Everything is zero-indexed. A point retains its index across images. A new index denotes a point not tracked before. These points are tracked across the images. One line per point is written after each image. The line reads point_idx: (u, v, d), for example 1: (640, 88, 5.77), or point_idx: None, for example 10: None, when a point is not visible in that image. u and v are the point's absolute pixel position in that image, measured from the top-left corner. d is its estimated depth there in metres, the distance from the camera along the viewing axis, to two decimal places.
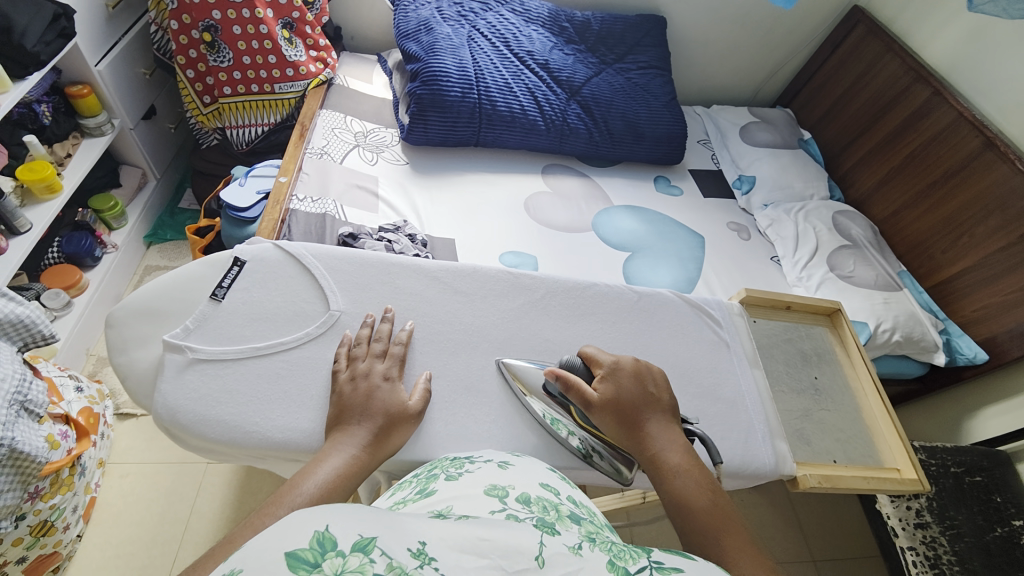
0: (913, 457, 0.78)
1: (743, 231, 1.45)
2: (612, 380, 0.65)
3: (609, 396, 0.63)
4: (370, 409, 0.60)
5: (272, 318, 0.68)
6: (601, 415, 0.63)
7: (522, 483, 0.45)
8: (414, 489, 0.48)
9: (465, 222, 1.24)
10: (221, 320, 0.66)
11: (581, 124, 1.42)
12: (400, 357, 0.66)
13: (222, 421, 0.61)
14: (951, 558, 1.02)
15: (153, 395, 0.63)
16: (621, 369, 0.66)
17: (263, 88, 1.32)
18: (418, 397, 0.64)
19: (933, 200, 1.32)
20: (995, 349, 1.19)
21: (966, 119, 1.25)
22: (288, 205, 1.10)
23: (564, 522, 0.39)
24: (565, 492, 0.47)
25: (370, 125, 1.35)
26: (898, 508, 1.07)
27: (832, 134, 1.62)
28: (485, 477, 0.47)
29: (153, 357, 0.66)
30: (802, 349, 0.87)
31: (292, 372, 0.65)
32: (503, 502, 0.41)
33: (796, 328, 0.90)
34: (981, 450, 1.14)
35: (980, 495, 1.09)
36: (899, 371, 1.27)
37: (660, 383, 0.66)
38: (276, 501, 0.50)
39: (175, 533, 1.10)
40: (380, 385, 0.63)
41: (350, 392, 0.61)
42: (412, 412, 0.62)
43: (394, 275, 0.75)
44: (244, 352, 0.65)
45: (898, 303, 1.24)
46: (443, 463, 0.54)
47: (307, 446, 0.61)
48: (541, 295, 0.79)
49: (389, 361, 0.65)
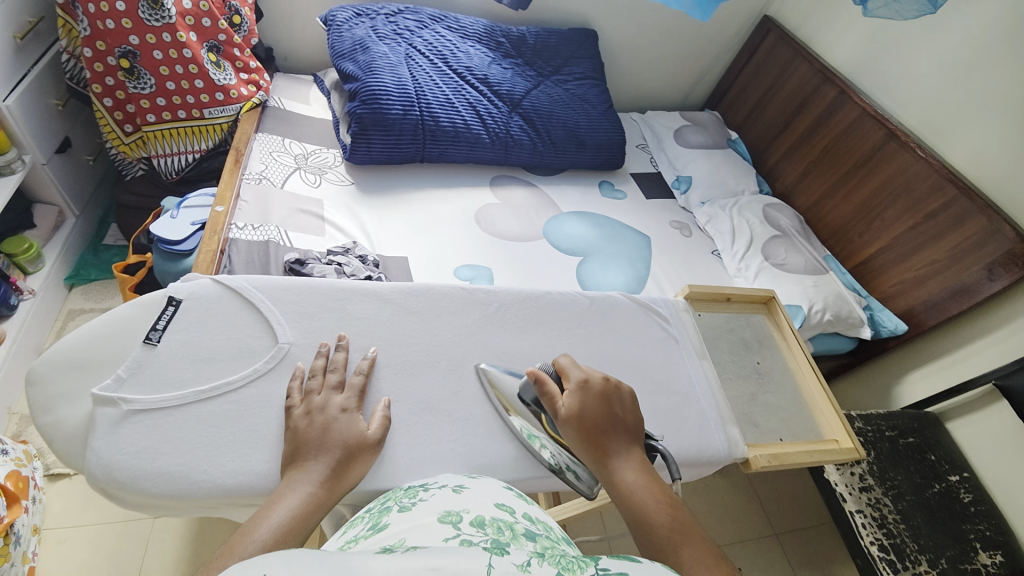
0: (849, 427, 0.85)
1: (684, 229, 1.53)
2: (579, 395, 0.66)
3: (574, 411, 0.65)
4: (326, 443, 0.58)
5: (218, 357, 0.65)
6: (567, 428, 0.64)
7: (477, 507, 0.47)
8: (366, 525, 0.47)
9: (417, 241, 1.23)
10: (159, 365, 0.63)
11: (525, 135, 1.45)
12: (359, 388, 0.65)
13: (169, 473, 0.57)
14: (896, 516, 1.09)
15: (86, 455, 0.58)
16: (590, 387, 0.67)
17: (191, 114, 1.26)
18: (377, 426, 0.63)
19: (849, 188, 1.45)
20: (911, 320, 1.30)
21: (869, 115, 1.39)
22: (227, 235, 1.05)
23: (518, 540, 0.40)
24: (521, 509, 0.49)
25: (310, 147, 1.32)
26: (844, 475, 1.13)
27: (756, 133, 1.76)
28: (440, 504, 0.47)
29: (83, 413, 0.61)
30: (743, 337, 0.93)
31: (242, 412, 0.62)
32: (456, 528, 0.42)
33: (737, 318, 0.95)
34: (911, 413, 1.25)
35: (916, 455, 1.19)
36: (833, 348, 1.37)
37: (626, 405, 0.67)
38: (229, 551, 0.47)
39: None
40: (337, 417, 0.61)
41: (306, 426, 0.59)
42: (372, 441, 0.61)
43: (344, 300, 0.73)
44: (188, 397, 0.61)
45: (826, 285, 1.34)
46: (396, 494, 0.54)
47: (264, 488, 0.59)
48: (497, 307, 0.80)
49: (347, 393, 0.64)
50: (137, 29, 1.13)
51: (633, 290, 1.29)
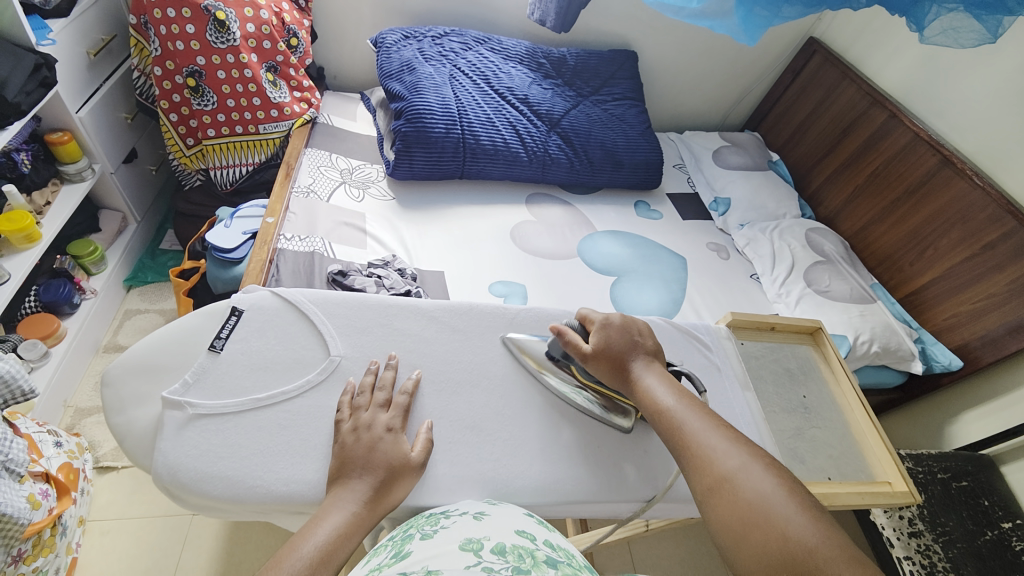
0: (903, 470, 0.80)
1: (721, 251, 1.53)
2: (603, 332, 0.71)
3: (601, 346, 0.70)
4: (371, 462, 0.60)
5: (273, 367, 0.67)
6: (596, 364, 0.70)
7: (497, 534, 0.48)
8: (389, 553, 0.48)
9: (454, 256, 1.26)
10: (222, 372, 0.66)
11: (562, 154, 1.47)
12: (404, 407, 0.66)
13: (224, 477, 0.60)
14: (947, 565, 1.02)
15: (152, 455, 0.62)
16: (611, 323, 0.72)
17: (247, 129, 1.33)
18: (421, 448, 0.64)
19: (899, 214, 1.39)
20: (967, 356, 1.23)
21: (922, 140, 1.34)
22: (276, 245, 1.10)
23: (539, 568, 0.42)
24: (542, 536, 0.51)
25: (355, 162, 1.38)
26: (891, 518, 1.07)
27: (799, 156, 1.73)
28: (461, 531, 0.49)
29: (152, 416, 0.64)
30: (788, 367, 0.90)
31: (295, 421, 0.64)
32: (478, 555, 0.43)
33: (781, 348, 0.92)
34: (964, 454, 1.15)
35: (968, 500, 1.10)
36: (880, 381, 1.31)
37: (645, 333, 0.73)
38: (276, 566, 0.51)
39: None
40: (383, 437, 0.63)
41: (353, 443, 0.61)
42: (414, 463, 0.62)
43: (391, 316, 0.75)
44: (245, 404, 0.64)
45: (874, 315, 1.30)
46: (419, 521, 0.55)
47: (312, 497, 0.60)
48: (536, 327, 0.80)
49: (393, 411, 0.65)
50: (204, 50, 1.21)
51: (667, 311, 1.30)
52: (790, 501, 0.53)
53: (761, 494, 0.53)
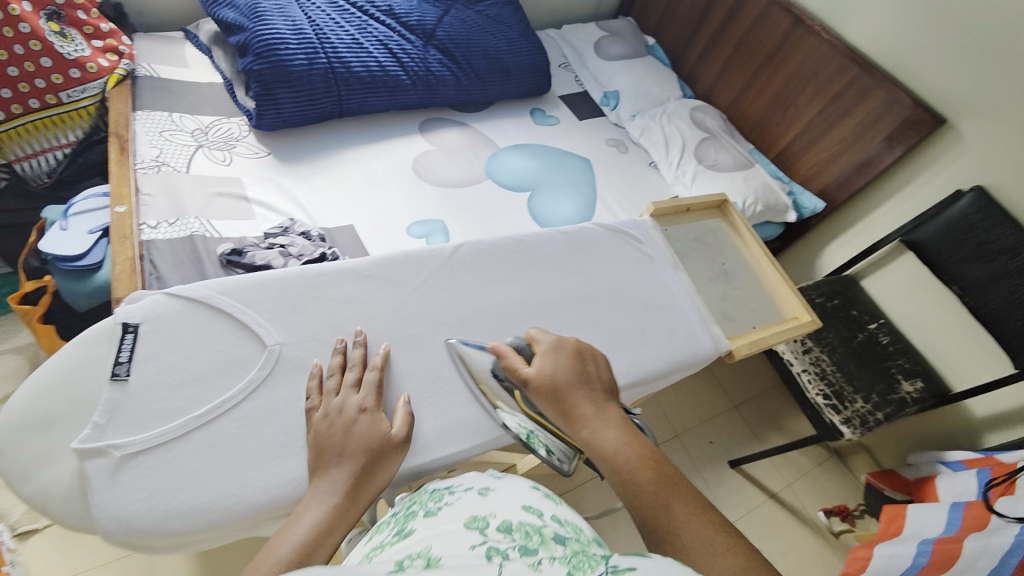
0: (805, 302, 0.93)
1: (620, 146, 1.59)
2: (550, 359, 0.62)
3: (544, 375, 0.60)
4: (348, 448, 0.56)
5: (201, 378, 0.60)
6: (538, 395, 0.60)
7: (504, 511, 0.47)
8: (391, 530, 0.48)
9: (359, 205, 1.15)
10: (140, 398, 0.57)
11: (446, 70, 1.35)
12: (375, 383, 0.62)
13: (193, 505, 0.54)
14: (833, 368, 1.24)
15: (91, 514, 0.53)
16: (563, 347, 0.64)
17: (46, 101, 1.04)
18: (402, 423, 0.60)
19: (764, 80, 1.51)
20: (827, 198, 1.44)
21: (775, 4, 1.42)
22: (140, 237, 0.92)
23: (546, 546, 0.42)
24: (549, 511, 0.50)
25: (206, 119, 1.15)
26: (790, 344, 1.27)
27: (672, 36, 1.76)
28: (466, 509, 0.48)
29: (69, 473, 0.55)
30: (707, 241, 0.99)
31: (251, 428, 0.58)
32: (483, 535, 0.43)
33: (697, 225, 1.01)
34: (835, 279, 1.43)
35: (841, 313, 1.35)
36: (765, 236, 1.50)
37: (600, 366, 0.64)
38: (252, 573, 0.46)
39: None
40: (357, 418, 0.58)
41: (326, 429, 0.57)
42: (396, 439, 0.59)
43: (322, 286, 0.69)
44: (188, 425, 0.57)
45: (755, 179, 1.45)
46: (421, 497, 0.54)
47: (301, 494, 0.57)
48: (477, 261, 0.79)
49: (363, 391, 0.61)
50: None
51: (585, 215, 1.35)
52: None
53: None
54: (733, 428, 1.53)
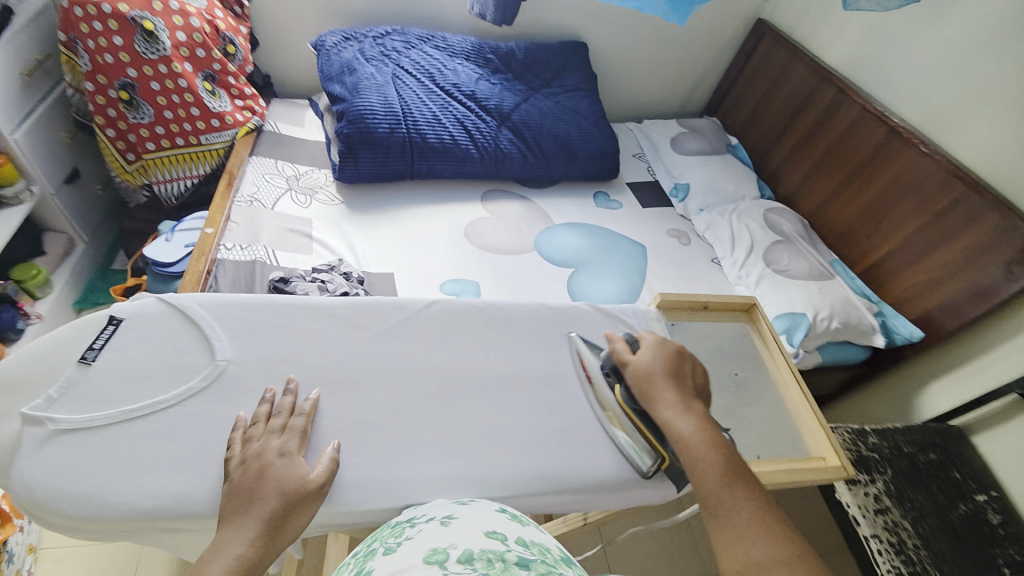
0: (835, 442, 0.78)
1: (682, 237, 1.53)
2: (651, 351, 0.73)
3: (642, 364, 0.72)
4: (260, 493, 0.56)
5: (149, 377, 0.65)
6: (631, 379, 0.71)
7: (464, 540, 0.51)
8: (353, 571, 0.51)
9: (405, 256, 1.23)
10: (93, 384, 0.64)
11: (514, 149, 1.47)
12: (300, 429, 0.63)
13: (119, 492, 0.58)
14: (917, 542, 0.96)
15: (8, 475, 0.58)
16: (665, 345, 0.74)
17: (188, 140, 1.30)
18: (323, 470, 0.61)
19: (855, 188, 1.39)
20: (927, 326, 1.22)
21: (870, 113, 1.34)
22: (214, 256, 1.07)
23: (508, 571, 0.46)
24: (513, 535, 0.55)
25: (302, 168, 1.36)
26: (857, 496, 1.00)
27: (756, 138, 1.73)
28: (426, 541, 0.52)
29: (9, 435, 0.60)
30: (721, 347, 0.88)
31: (179, 430, 0.63)
32: (444, 567, 0.46)
33: (715, 326, 0.91)
34: (933, 427, 1.15)
35: (937, 473, 1.08)
36: (844, 358, 1.29)
37: (692, 368, 0.74)
38: None
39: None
40: (274, 462, 0.59)
41: (240, 474, 0.57)
42: (316, 487, 0.59)
43: (297, 317, 0.74)
44: (118, 416, 0.62)
45: (832, 291, 1.29)
46: (383, 533, 0.57)
47: (204, 510, 0.58)
48: (446, 321, 0.79)
49: (286, 436, 0.62)
50: (134, 62, 1.19)
51: (626, 299, 1.29)
52: None
53: None
54: None
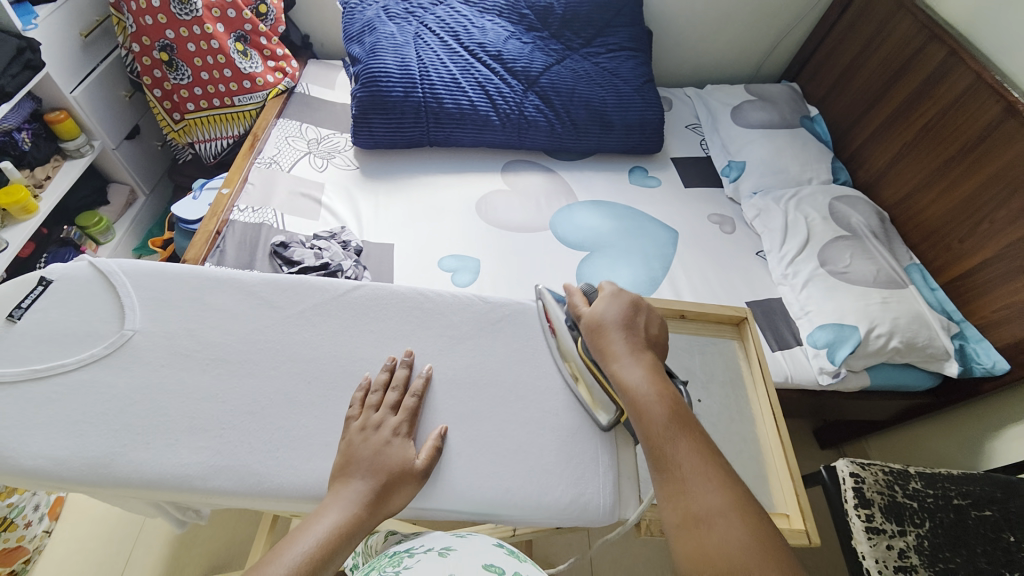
0: (802, 501, 0.66)
1: (725, 224, 1.34)
2: (606, 302, 0.68)
3: (596, 315, 0.67)
4: (375, 466, 0.57)
5: (62, 340, 0.62)
6: (586, 331, 0.67)
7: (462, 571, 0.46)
8: None
9: (411, 228, 1.21)
10: (9, 343, 0.61)
11: (541, 116, 1.36)
12: (411, 410, 0.63)
13: (33, 456, 0.56)
14: None
15: None
16: (620, 295, 0.69)
17: (224, 101, 1.36)
18: (426, 456, 0.60)
19: (952, 177, 1.12)
20: (1017, 359, 0.99)
21: (985, 82, 1.06)
22: (227, 216, 1.11)
23: None
24: (511, 570, 0.48)
25: (325, 131, 1.36)
26: (877, 548, 0.84)
27: (838, 111, 1.45)
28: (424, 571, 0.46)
29: None
30: (687, 364, 0.77)
31: (85, 397, 0.59)
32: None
33: (689, 340, 0.79)
34: (995, 479, 0.92)
35: (986, 534, 0.87)
36: (902, 383, 1.08)
37: (648, 317, 0.68)
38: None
39: (128, 539, 1.11)
40: (389, 441, 0.60)
41: (359, 443, 0.59)
42: (417, 471, 0.59)
43: (226, 290, 0.68)
44: (21, 375, 0.59)
45: (899, 303, 1.06)
46: (381, 561, 0.52)
47: (73, 476, 0.56)
48: (372, 309, 0.70)
49: (400, 415, 0.62)
50: (172, 23, 1.24)
51: (641, 291, 1.16)
52: (753, 554, 0.49)
53: (731, 552, 0.50)
54: None
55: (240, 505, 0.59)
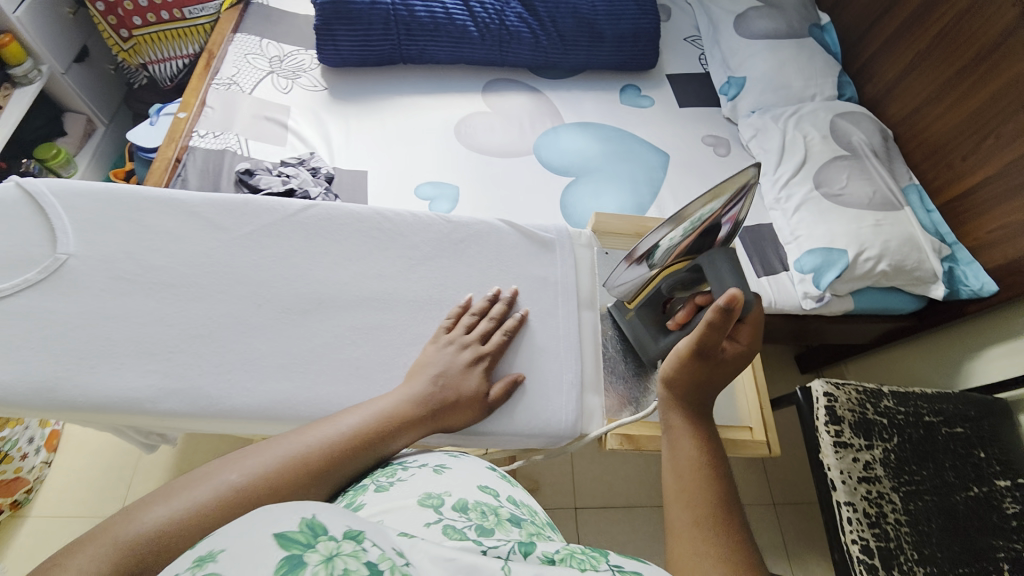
0: (766, 415, 0.70)
1: (720, 146, 1.27)
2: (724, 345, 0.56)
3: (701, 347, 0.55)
4: (453, 382, 0.61)
5: None
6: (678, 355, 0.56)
7: (459, 489, 0.44)
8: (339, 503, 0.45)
9: (386, 152, 1.14)
10: None
11: (524, 27, 1.25)
12: (501, 346, 0.66)
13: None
14: (900, 517, 0.85)
15: None
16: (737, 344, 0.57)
17: (173, 14, 1.23)
18: (498, 393, 0.64)
19: (962, 89, 1.04)
20: (1006, 280, 0.97)
21: None
22: (186, 142, 1.04)
23: (503, 528, 0.39)
24: (504, 492, 0.46)
25: (287, 48, 1.24)
26: (843, 460, 0.87)
27: (851, 18, 1.32)
28: (420, 484, 0.44)
29: None
30: None
31: (47, 328, 0.59)
32: (438, 513, 0.40)
33: None
34: (973, 399, 0.96)
35: (958, 449, 0.92)
36: (886, 307, 1.07)
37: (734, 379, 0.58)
38: (217, 465, 0.46)
39: (125, 467, 1.16)
40: (469, 363, 0.63)
41: (445, 355, 0.63)
42: (483, 403, 0.62)
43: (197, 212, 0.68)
44: None
45: (892, 226, 1.02)
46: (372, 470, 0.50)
47: (34, 404, 0.57)
48: (344, 225, 0.71)
49: (488, 344, 0.66)
50: None
51: None
52: None
53: None
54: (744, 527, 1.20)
55: (200, 428, 0.61)
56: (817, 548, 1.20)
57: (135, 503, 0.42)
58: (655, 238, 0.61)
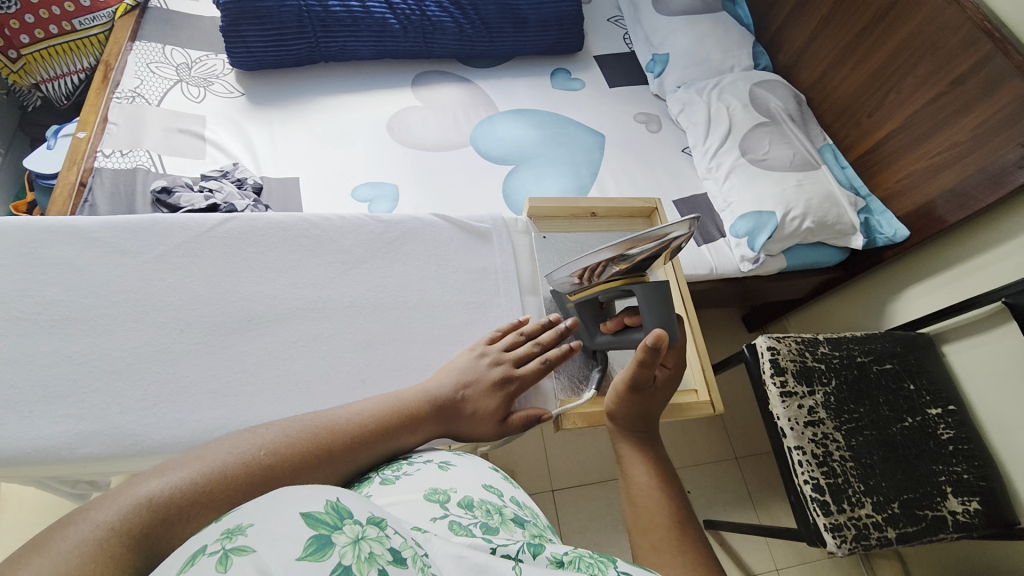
0: (710, 376, 0.74)
1: (652, 123, 1.30)
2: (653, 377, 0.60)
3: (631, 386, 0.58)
4: (478, 393, 0.62)
5: None
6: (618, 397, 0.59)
7: (465, 486, 0.43)
8: None
9: (316, 156, 1.09)
10: None
11: (446, 16, 1.23)
12: (540, 370, 0.66)
13: None
14: (844, 454, 0.92)
15: None
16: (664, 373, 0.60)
17: (62, 27, 1.13)
18: (520, 416, 0.64)
19: (865, 49, 1.11)
20: (916, 224, 1.05)
21: None
22: (89, 164, 0.95)
23: (507, 528, 0.39)
24: (509, 493, 0.46)
25: (195, 53, 1.16)
26: (790, 408, 0.93)
27: None
28: (425, 480, 0.44)
29: None
30: None
31: None
32: (444, 508, 0.39)
33: (603, 235, 0.83)
34: (898, 336, 1.05)
35: (890, 384, 0.99)
36: (816, 261, 1.14)
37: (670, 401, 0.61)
38: (217, 447, 0.43)
39: None
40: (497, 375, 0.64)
41: (475, 364, 0.65)
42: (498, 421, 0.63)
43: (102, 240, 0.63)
44: None
45: (812, 184, 1.09)
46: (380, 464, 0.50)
47: None
48: (274, 238, 0.69)
49: (523, 362, 0.67)
50: None
51: None
52: None
53: None
54: (709, 483, 1.27)
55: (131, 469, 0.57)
56: (777, 493, 1.28)
57: (125, 482, 0.38)
58: (601, 257, 0.60)
